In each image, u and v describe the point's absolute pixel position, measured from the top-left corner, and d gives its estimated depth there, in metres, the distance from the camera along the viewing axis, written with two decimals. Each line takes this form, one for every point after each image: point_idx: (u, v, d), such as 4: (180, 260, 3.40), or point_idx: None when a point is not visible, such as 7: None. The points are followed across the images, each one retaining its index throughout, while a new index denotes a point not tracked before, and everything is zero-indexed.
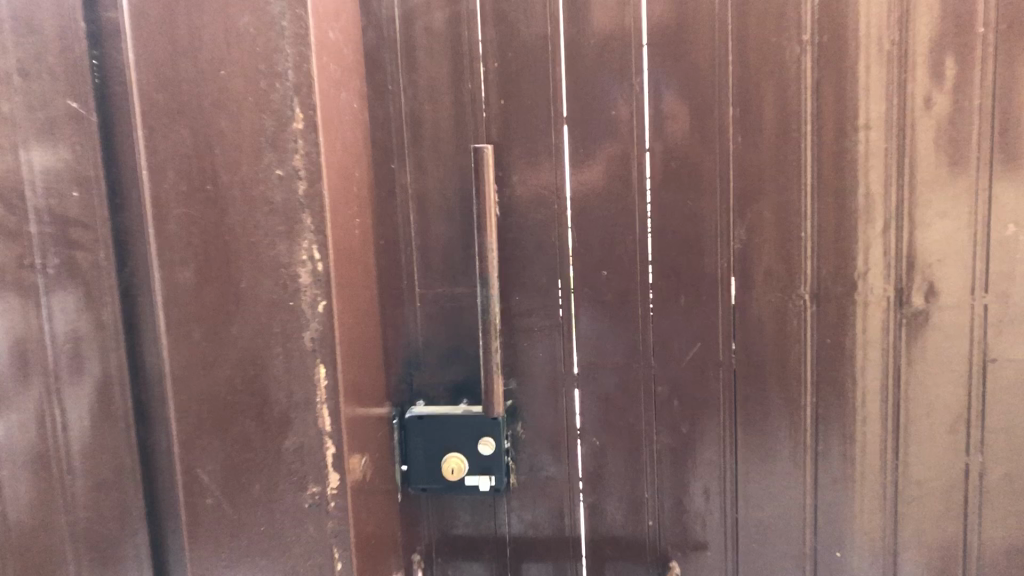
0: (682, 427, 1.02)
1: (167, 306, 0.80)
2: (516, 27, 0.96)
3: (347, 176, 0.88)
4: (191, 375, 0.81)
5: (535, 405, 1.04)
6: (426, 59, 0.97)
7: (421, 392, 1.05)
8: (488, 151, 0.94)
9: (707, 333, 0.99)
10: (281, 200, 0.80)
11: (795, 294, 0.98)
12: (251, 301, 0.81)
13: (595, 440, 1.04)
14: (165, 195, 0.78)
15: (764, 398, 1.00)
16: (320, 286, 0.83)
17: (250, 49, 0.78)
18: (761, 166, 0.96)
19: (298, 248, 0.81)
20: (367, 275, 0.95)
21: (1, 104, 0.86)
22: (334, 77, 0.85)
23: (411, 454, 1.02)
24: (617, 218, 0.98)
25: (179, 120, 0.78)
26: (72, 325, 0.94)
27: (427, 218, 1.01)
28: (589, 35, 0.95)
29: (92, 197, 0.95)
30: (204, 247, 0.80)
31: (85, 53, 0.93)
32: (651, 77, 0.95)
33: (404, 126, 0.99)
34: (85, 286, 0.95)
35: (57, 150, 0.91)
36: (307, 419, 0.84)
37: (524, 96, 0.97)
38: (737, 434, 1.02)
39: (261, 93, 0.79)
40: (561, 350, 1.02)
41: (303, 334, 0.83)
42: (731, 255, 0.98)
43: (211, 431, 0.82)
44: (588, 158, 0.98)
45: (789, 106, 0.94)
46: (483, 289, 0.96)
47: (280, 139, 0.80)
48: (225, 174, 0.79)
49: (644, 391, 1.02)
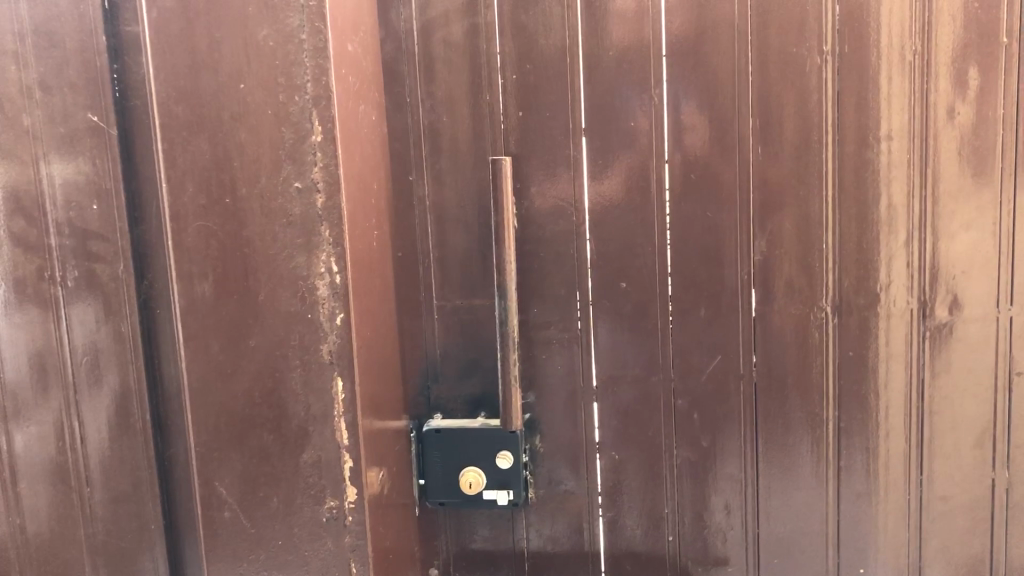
0: (702, 440, 1.01)
1: (184, 318, 0.81)
2: (535, 39, 0.96)
3: (365, 188, 0.88)
4: (209, 388, 0.82)
5: (553, 418, 1.03)
6: (445, 71, 0.97)
7: (438, 405, 1.04)
8: (506, 163, 0.94)
9: (727, 345, 0.98)
10: (299, 214, 0.79)
11: (818, 307, 0.97)
12: (270, 314, 0.81)
13: (615, 454, 1.02)
14: (183, 209, 0.80)
15: (785, 412, 0.99)
16: (338, 299, 0.81)
17: (269, 62, 0.78)
18: (782, 178, 0.95)
19: (316, 261, 0.80)
20: (384, 288, 0.94)
21: (24, 118, 0.93)
22: (353, 89, 0.85)
23: (428, 468, 1.02)
24: (636, 230, 0.97)
25: (199, 133, 0.79)
26: (91, 336, 0.98)
27: (445, 229, 1.00)
28: (607, 46, 0.95)
29: (111, 210, 0.96)
30: (223, 260, 0.80)
31: (105, 66, 0.93)
32: (671, 88, 0.95)
33: (423, 137, 0.98)
34: (104, 297, 0.97)
35: (78, 163, 0.95)
36: (326, 433, 0.82)
37: (543, 107, 0.96)
38: (759, 448, 1.00)
39: (280, 105, 0.78)
40: (580, 363, 1.01)
41: (320, 347, 0.81)
42: (752, 267, 0.96)
43: (227, 443, 0.83)
44: (607, 169, 0.97)
45: (810, 117, 0.93)
46: (501, 301, 0.95)
47: (299, 151, 0.79)
48: (244, 186, 0.79)
49: (663, 404, 1.01)
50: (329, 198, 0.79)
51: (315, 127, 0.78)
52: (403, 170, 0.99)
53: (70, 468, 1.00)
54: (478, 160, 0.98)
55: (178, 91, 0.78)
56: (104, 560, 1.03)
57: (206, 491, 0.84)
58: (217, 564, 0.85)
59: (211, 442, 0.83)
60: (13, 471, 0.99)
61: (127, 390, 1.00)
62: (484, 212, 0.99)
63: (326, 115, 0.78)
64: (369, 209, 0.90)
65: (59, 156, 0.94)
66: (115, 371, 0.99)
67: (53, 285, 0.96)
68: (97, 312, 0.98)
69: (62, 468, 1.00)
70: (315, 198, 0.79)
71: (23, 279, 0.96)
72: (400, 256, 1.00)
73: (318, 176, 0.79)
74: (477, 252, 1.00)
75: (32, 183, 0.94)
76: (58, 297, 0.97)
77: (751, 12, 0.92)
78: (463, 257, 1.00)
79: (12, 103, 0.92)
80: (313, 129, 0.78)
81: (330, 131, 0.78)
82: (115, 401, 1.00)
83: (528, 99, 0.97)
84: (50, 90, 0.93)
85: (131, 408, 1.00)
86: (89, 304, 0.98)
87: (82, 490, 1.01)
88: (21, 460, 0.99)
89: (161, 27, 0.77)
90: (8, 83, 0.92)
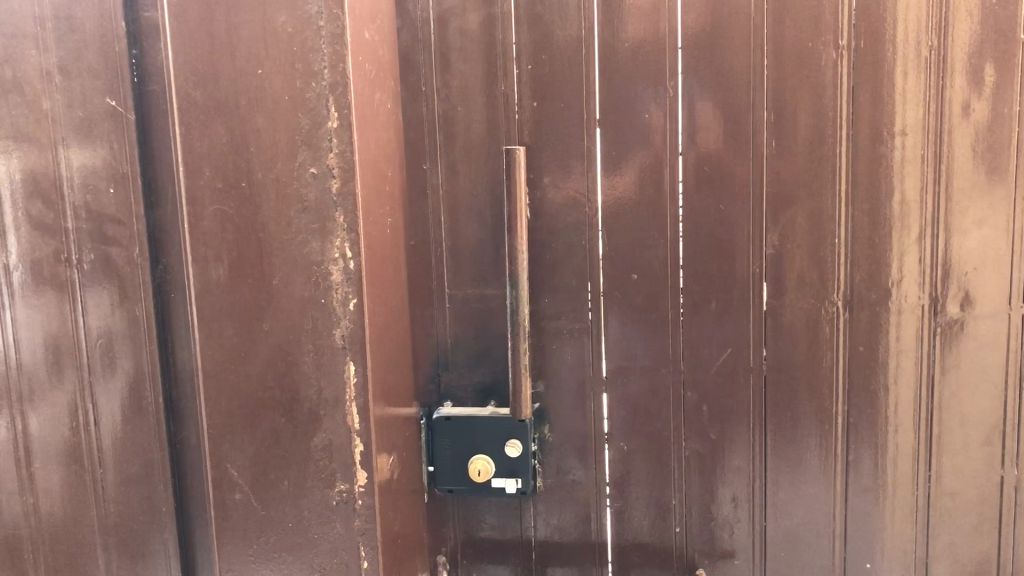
0: (711, 433, 1.01)
1: (200, 300, 0.83)
2: (550, 30, 0.96)
3: (379, 175, 0.88)
4: (223, 370, 0.83)
5: (562, 408, 1.03)
6: (460, 60, 0.97)
7: (449, 393, 1.05)
8: (520, 153, 0.94)
9: (738, 338, 0.99)
10: (314, 199, 0.80)
11: (829, 301, 0.97)
12: (284, 298, 0.82)
13: (623, 445, 1.03)
14: (200, 193, 0.81)
15: (794, 405, 0.99)
16: (352, 285, 0.81)
17: (286, 49, 0.78)
18: (795, 171, 0.95)
19: (330, 246, 0.80)
20: (396, 275, 0.95)
21: (43, 101, 0.94)
22: (369, 76, 0.85)
23: (437, 455, 1.02)
24: (648, 222, 0.98)
25: (216, 117, 0.80)
26: (105, 320, 0.99)
27: (458, 218, 1.00)
28: (622, 38, 0.95)
29: (128, 195, 0.96)
30: (238, 244, 0.81)
31: (125, 51, 0.93)
32: (685, 81, 0.95)
33: (437, 127, 0.99)
34: (119, 282, 0.98)
35: (95, 147, 0.95)
36: (337, 417, 0.83)
37: (557, 98, 0.97)
38: (767, 442, 1.00)
39: (297, 90, 0.79)
40: (590, 353, 1.01)
41: (333, 332, 0.82)
42: (765, 260, 0.97)
43: (240, 425, 0.84)
44: (620, 161, 0.97)
45: (825, 111, 0.93)
46: (513, 290, 0.96)
47: (315, 136, 0.79)
48: (259, 171, 0.80)
49: (673, 396, 1.01)
50: (344, 184, 0.80)
51: (330, 112, 0.79)
52: (417, 159, 1.00)
53: (83, 449, 1.02)
54: (492, 149, 0.99)
55: (196, 76, 0.79)
56: (116, 540, 1.04)
57: (217, 472, 0.85)
58: (228, 544, 0.86)
59: (225, 425, 0.84)
60: (26, 453, 1.02)
61: (139, 370, 1.00)
62: (497, 201, 1.00)
63: (342, 100, 0.79)
64: (384, 195, 0.90)
65: (77, 143, 0.95)
66: (127, 352, 1.00)
67: (69, 265, 0.98)
68: (113, 292, 0.98)
69: (75, 449, 1.02)
70: (329, 184, 0.80)
71: (38, 262, 0.98)
72: (413, 244, 1.01)
73: (333, 161, 0.79)
74: (490, 241, 1.00)
75: (49, 167, 0.96)
76: (69, 280, 0.98)
77: (767, 6, 0.92)
78: (476, 245, 1.01)
79: (33, 87, 0.94)
80: (328, 113, 0.79)
81: (346, 117, 0.79)
82: (128, 383, 1.00)
83: (541, 89, 0.97)
84: (69, 74, 0.94)
85: (143, 389, 1.00)
86: (106, 285, 0.98)
87: (95, 472, 1.02)
88: (35, 442, 1.02)
89: (179, 13, 0.79)
90: (29, 68, 0.94)
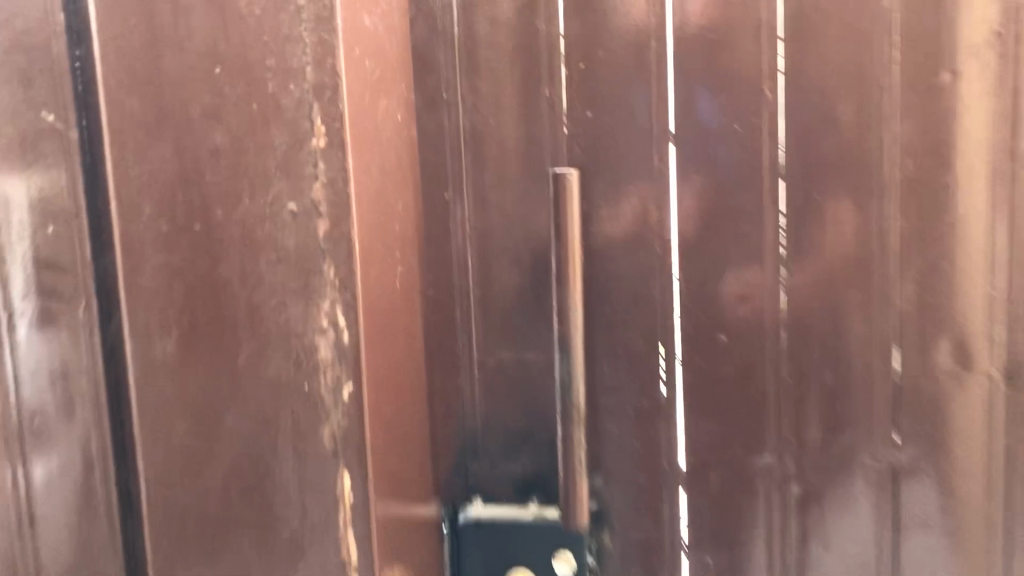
0: (822, 544, 0.77)
1: (140, 381, 0.60)
2: (609, 17, 0.73)
3: (386, 210, 0.66)
4: (174, 477, 0.61)
5: (625, 509, 0.80)
6: (492, 60, 0.75)
7: (479, 487, 0.81)
8: (574, 175, 0.72)
9: (861, 421, 0.75)
10: (293, 247, 0.58)
11: (980, 371, 0.73)
12: (254, 382, 0.59)
13: (708, 558, 0.79)
14: (136, 239, 0.59)
15: (932, 509, 0.75)
16: (345, 364, 0.59)
17: (253, 36, 0.56)
18: (935, 202, 0.71)
19: (316, 312, 0.58)
20: (411, 338, 0.73)
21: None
22: (371, 77, 0.62)
23: (465, 570, 0.79)
24: (739, 266, 0.75)
25: (161, 134, 0.57)
26: (42, 391, 0.63)
27: (490, 263, 0.78)
28: (702, 26, 0.72)
29: (74, 230, 0.61)
30: (189, 305, 0.59)
31: (64, 54, 0.59)
32: (788, 82, 0.72)
33: (463, 145, 0.77)
34: (62, 342, 0.62)
35: (31, 174, 0.60)
36: (325, 550, 0.61)
37: (620, 107, 0.74)
38: (897, 556, 0.76)
39: (269, 96, 0.57)
40: (664, 439, 0.78)
41: (321, 430, 0.59)
42: (895, 318, 0.73)
43: (201, 555, 0.61)
44: (702, 187, 0.74)
45: (973, 121, 0.70)
46: (566, 357, 0.73)
47: (294, 159, 0.57)
48: (220, 209, 0.58)
49: (775, 496, 0.77)
50: (334, 226, 0.58)
51: (316, 127, 0.57)
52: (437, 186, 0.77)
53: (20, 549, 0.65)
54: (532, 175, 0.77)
55: (132, 78, 0.57)
56: None
57: None
58: None
59: (179, 556, 0.61)
60: None
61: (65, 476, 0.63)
62: (540, 241, 0.77)
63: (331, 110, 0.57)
64: (385, 237, 0.65)
65: (14, 168, 0.60)
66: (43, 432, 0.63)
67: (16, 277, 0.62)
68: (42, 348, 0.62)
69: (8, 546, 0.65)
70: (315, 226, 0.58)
71: None
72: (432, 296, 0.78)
73: (321, 195, 0.57)
74: (532, 293, 0.78)
75: None
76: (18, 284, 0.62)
77: None
78: (513, 299, 0.78)
79: None
80: (313, 127, 0.57)
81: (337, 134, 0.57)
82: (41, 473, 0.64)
83: (597, 97, 0.75)
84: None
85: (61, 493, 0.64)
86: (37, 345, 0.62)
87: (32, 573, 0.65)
88: None
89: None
90: None
